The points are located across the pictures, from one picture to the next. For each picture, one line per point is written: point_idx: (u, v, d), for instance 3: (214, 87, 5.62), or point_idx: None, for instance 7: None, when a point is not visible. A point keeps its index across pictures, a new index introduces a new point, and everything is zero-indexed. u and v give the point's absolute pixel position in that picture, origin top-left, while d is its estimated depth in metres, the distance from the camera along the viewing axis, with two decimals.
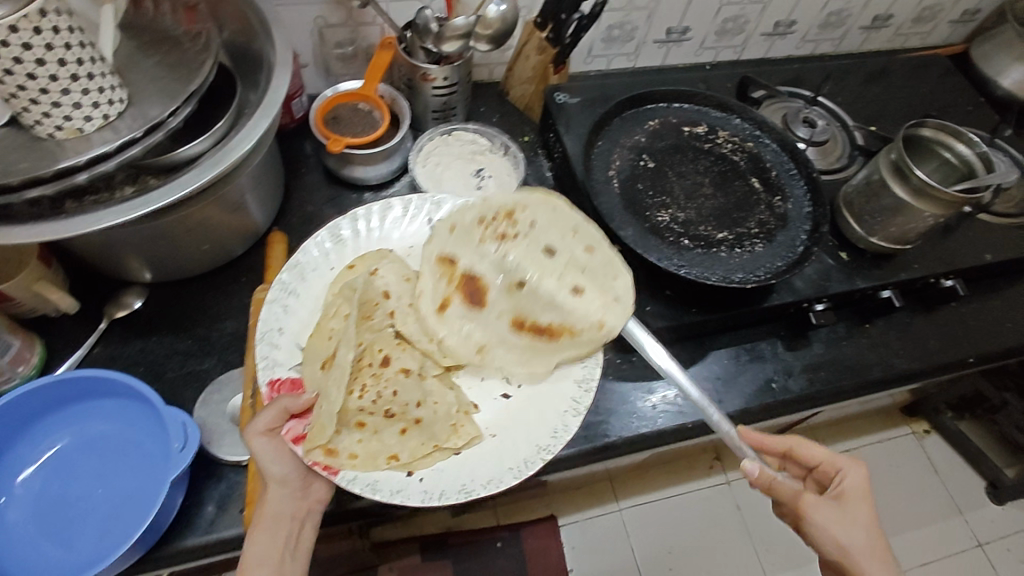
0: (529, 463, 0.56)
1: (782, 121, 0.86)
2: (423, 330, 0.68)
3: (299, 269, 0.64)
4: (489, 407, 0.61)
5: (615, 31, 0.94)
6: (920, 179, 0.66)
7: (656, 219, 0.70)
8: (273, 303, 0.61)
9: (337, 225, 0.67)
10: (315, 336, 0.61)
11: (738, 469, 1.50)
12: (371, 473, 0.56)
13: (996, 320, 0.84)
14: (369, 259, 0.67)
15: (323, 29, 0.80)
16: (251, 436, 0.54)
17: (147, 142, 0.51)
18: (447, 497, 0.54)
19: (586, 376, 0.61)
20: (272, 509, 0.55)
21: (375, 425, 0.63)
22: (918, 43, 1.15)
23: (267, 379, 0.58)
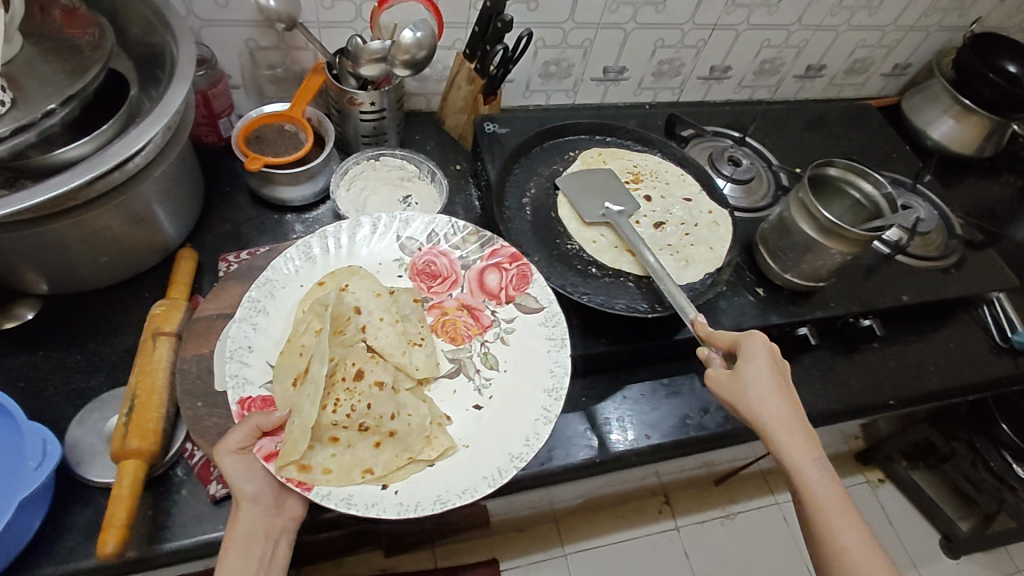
0: (503, 471, 0.56)
1: (708, 159, 0.87)
2: (395, 342, 0.64)
3: (268, 287, 0.64)
4: (459, 419, 0.61)
5: (551, 68, 0.96)
6: (825, 219, 0.67)
7: (565, 247, 0.71)
8: (241, 322, 0.61)
9: (308, 242, 0.68)
10: (287, 353, 0.61)
11: (687, 514, 1.46)
12: (345, 488, 0.54)
13: (919, 363, 0.83)
14: (339, 276, 0.67)
15: (253, 51, 0.80)
16: (221, 455, 0.53)
17: (15, 141, 0.50)
18: (423, 509, 0.53)
19: (554, 386, 0.61)
20: (246, 529, 0.52)
21: (349, 439, 0.59)
22: (854, 94, 1.19)
23: (238, 398, 0.57)
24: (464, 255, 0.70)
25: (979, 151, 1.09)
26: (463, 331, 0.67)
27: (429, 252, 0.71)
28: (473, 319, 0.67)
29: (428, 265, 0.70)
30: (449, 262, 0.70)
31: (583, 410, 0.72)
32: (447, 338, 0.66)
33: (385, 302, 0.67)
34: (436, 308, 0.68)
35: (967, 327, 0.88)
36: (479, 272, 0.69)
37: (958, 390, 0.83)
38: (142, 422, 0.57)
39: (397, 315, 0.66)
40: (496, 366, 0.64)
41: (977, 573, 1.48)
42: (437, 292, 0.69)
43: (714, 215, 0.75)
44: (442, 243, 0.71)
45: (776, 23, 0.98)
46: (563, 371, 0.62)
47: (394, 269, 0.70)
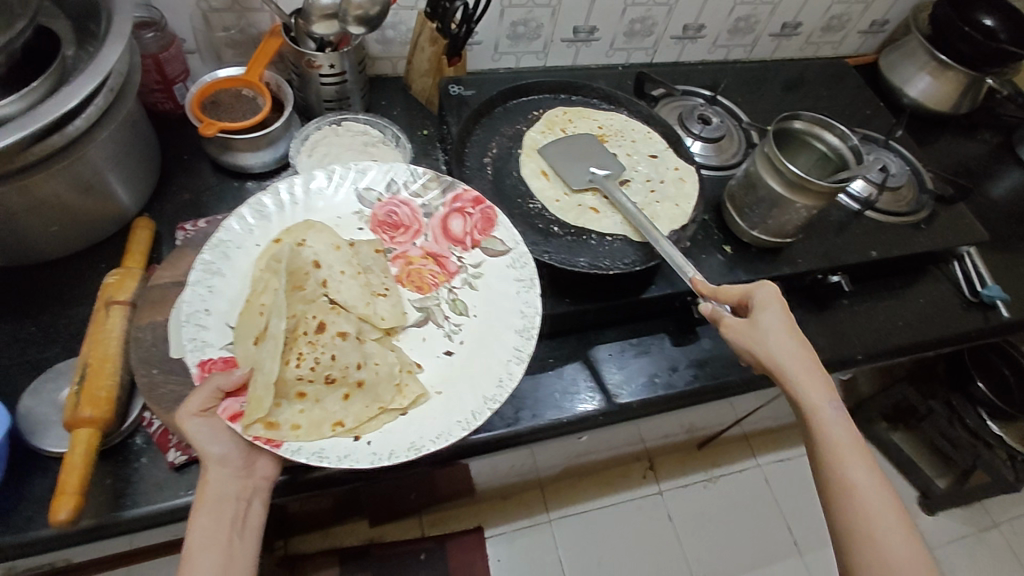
0: (477, 414, 0.57)
1: (678, 119, 0.86)
2: (359, 294, 0.66)
3: (222, 247, 0.62)
4: (431, 366, 0.61)
5: (520, 28, 0.93)
6: (792, 172, 0.66)
7: (528, 206, 0.70)
8: (196, 285, 0.59)
9: (259, 200, 0.66)
10: (246, 312, 0.60)
11: (671, 478, 1.48)
12: (316, 442, 0.55)
13: (889, 318, 0.83)
14: (296, 231, 0.66)
15: (207, 13, 0.78)
16: (183, 418, 0.52)
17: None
18: (396, 457, 0.54)
19: (526, 327, 0.62)
20: (215, 489, 0.51)
21: (316, 393, 0.61)
22: (831, 53, 1.17)
23: (198, 360, 0.56)
24: (425, 204, 0.70)
25: (955, 108, 1.08)
26: (429, 280, 0.67)
27: (389, 202, 0.70)
28: (440, 268, 0.67)
29: (390, 216, 0.70)
30: (410, 211, 0.70)
31: (550, 371, 0.72)
32: (413, 287, 0.67)
33: (345, 255, 0.68)
34: (401, 258, 0.69)
35: (939, 283, 0.88)
36: (443, 218, 0.69)
37: (927, 345, 0.83)
38: (93, 390, 0.56)
39: (359, 267, 0.67)
40: (464, 312, 0.64)
41: (954, 529, 1.51)
42: (400, 242, 0.69)
43: (681, 171, 0.74)
44: (403, 191, 0.71)
45: None
46: (533, 312, 0.62)
47: (354, 222, 0.70)
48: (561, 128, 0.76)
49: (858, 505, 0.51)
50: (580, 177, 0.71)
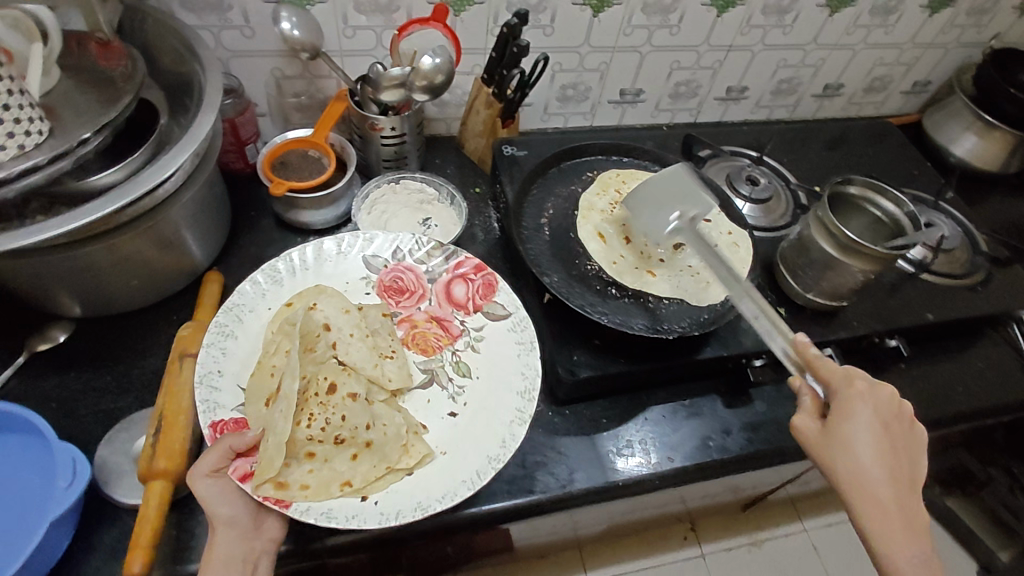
0: (482, 473, 0.60)
1: (726, 179, 0.87)
2: (367, 356, 0.68)
3: (235, 311, 0.67)
4: (435, 427, 0.64)
5: (569, 91, 0.97)
6: (845, 236, 0.66)
7: (585, 267, 0.70)
8: (210, 347, 0.64)
9: (274, 267, 0.71)
10: (258, 374, 0.64)
11: (713, 540, 1.43)
12: (325, 502, 0.57)
13: (948, 383, 0.81)
14: (307, 295, 0.70)
15: (279, 80, 0.83)
16: (195, 479, 0.54)
17: (50, 169, 0.52)
18: (403, 516, 0.56)
19: (527, 388, 0.65)
20: (223, 551, 0.53)
21: (326, 454, 0.62)
22: (874, 112, 1.18)
23: (209, 422, 0.59)
24: (429, 269, 0.74)
25: (1005, 167, 1.07)
26: (433, 342, 0.70)
27: (394, 268, 0.74)
28: (443, 331, 0.71)
29: (396, 281, 0.74)
30: (414, 276, 0.74)
31: (602, 431, 0.71)
32: (417, 350, 0.70)
33: (354, 317, 0.70)
34: (407, 321, 0.73)
35: (998, 347, 0.86)
36: (446, 285, 0.73)
37: (989, 411, 0.81)
38: (170, 442, 0.58)
39: (367, 330, 0.70)
40: (468, 373, 0.68)
41: None
42: (406, 306, 0.73)
43: (734, 235, 0.75)
44: (408, 258, 0.75)
45: (792, 43, 0.99)
46: (533, 374, 0.66)
47: (361, 286, 0.74)
48: (615, 190, 0.78)
49: None
50: (659, 232, 0.71)
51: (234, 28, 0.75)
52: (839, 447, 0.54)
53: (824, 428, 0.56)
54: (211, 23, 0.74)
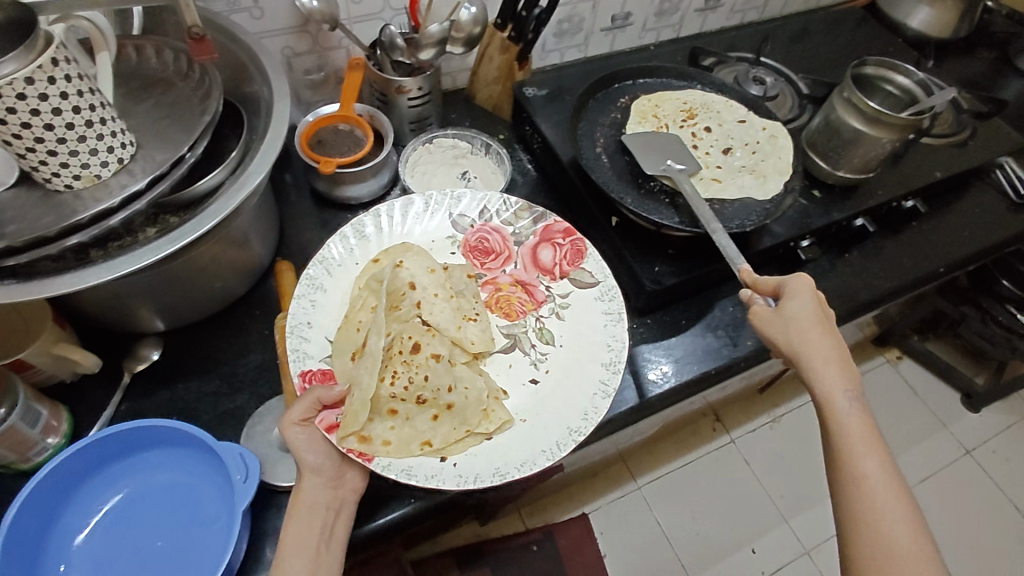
0: (561, 444, 0.61)
1: (735, 81, 0.92)
2: (451, 318, 0.71)
3: (326, 265, 0.70)
4: (516, 394, 0.66)
5: (565, 24, 0.99)
6: (872, 108, 0.73)
7: (648, 185, 0.74)
8: (301, 299, 0.67)
9: (361, 222, 0.74)
10: (344, 328, 0.67)
11: (739, 426, 1.56)
12: (406, 459, 0.60)
13: (954, 230, 0.92)
14: (394, 253, 0.74)
15: (290, 58, 0.81)
16: (286, 426, 0.58)
17: (176, 175, 0.52)
18: (481, 480, 0.58)
19: (612, 360, 0.66)
20: (310, 496, 0.56)
21: (408, 412, 0.66)
22: (831, 0, 1.25)
23: (300, 371, 0.63)
24: (516, 232, 0.77)
25: (956, 32, 1.16)
26: (516, 307, 0.72)
27: (480, 229, 0.77)
28: (528, 296, 0.73)
29: (481, 241, 0.76)
30: (500, 237, 0.77)
31: (683, 332, 0.78)
32: (501, 313, 0.73)
33: (439, 277, 0.73)
34: (491, 283, 0.75)
35: (985, 193, 0.97)
36: (532, 248, 0.76)
37: (990, 248, 0.92)
38: None
39: (452, 290, 0.73)
40: (551, 341, 0.69)
41: (999, 420, 1.63)
42: (491, 268, 0.76)
43: (770, 130, 0.81)
44: (494, 219, 0.77)
45: None
46: (619, 347, 0.67)
47: (447, 245, 0.77)
48: (652, 114, 0.81)
49: (870, 499, 0.52)
50: (656, 165, 0.74)
51: (243, 10, 0.73)
52: (792, 332, 0.58)
53: (779, 313, 0.60)
54: (222, 8, 0.71)
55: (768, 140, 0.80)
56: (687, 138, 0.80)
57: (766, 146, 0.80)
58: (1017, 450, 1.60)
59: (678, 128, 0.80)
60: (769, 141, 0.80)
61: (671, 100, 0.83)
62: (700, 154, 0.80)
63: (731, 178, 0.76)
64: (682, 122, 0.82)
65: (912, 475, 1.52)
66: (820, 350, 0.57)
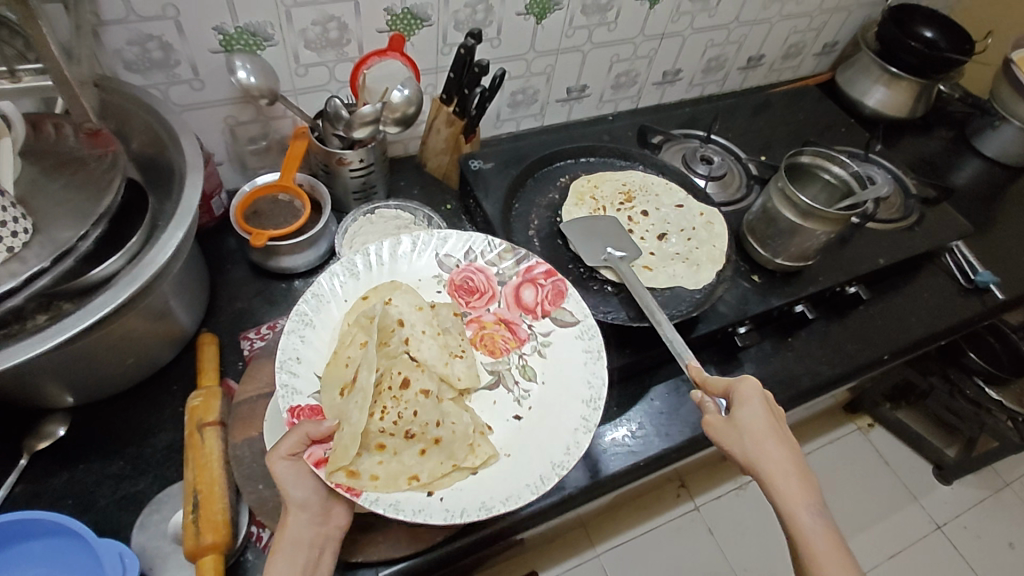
0: (546, 478, 0.58)
1: (682, 161, 0.94)
2: (438, 354, 0.67)
3: (316, 300, 0.66)
4: (501, 428, 0.63)
5: (518, 96, 0.99)
6: (804, 203, 0.73)
7: (579, 269, 0.76)
8: (290, 334, 0.63)
9: (352, 260, 0.70)
10: (333, 364, 0.63)
11: (704, 492, 1.52)
12: (394, 494, 0.56)
13: (902, 315, 0.91)
14: (382, 290, 0.69)
15: (234, 126, 0.81)
16: (273, 459, 0.55)
17: (59, 269, 0.51)
18: (468, 515, 0.55)
19: (593, 396, 0.64)
20: (293, 533, 0.53)
21: (395, 446, 0.62)
22: (792, 76, 1.27)
23: (288, 407, 0.59)
24: (500, 272, 0.73)
25: (913, 112, 1.18)
26: (501, 344, 0.70)
27: (466, 268, 0.73)
28: (511, 333, 0.70)
29: (466, 281, 0.73)
30: (485, 277, 0.73)
31: (616, 418, 0.76)
32: (485, 351, 0.70)
33: (427, 314, 0.69)
34: (475, 321, 0.72)
35: (935, 276, 0.97)
36: (515, 288, 0.72)
37: (939, 335, 0.91)
38: (210, 514, 0.58)
39: (439, 328, 0.69)
40: (534, 377, 0.67)
41: (969, 493, 1.60)
42: (475, 306, 0.72)
43: (706, 216, 0.83)
44: (479, 259, 0.74)
45: (717, 24, 1.04)
46: (600, 382, 0.64)
47: (433, 285, 0.73)
48: (590, 197, 0.83)
49: None
50: (595, 255, 0.74)
51: (182, 83, 0.73)
52: (747, 438, 0.55)
53: (731, 419, 0.57)
54: (159, 81, 0.71)
55: (704, 226, 0.81)
56: (623, 222, 0.82)
57: (701, 233, 0.81)
58: (988, 526, 1.56)
59: (615, 212, 0.82)
60: (704, 227, 0.81)
61: (611, 183, 0.85)
62: (636, 238, 0.81)
63: (663, 266, 0.77)
64: (616, 205, 0.83)
65: (879, 550, 1.48)
66: (779, 462, 0.54)
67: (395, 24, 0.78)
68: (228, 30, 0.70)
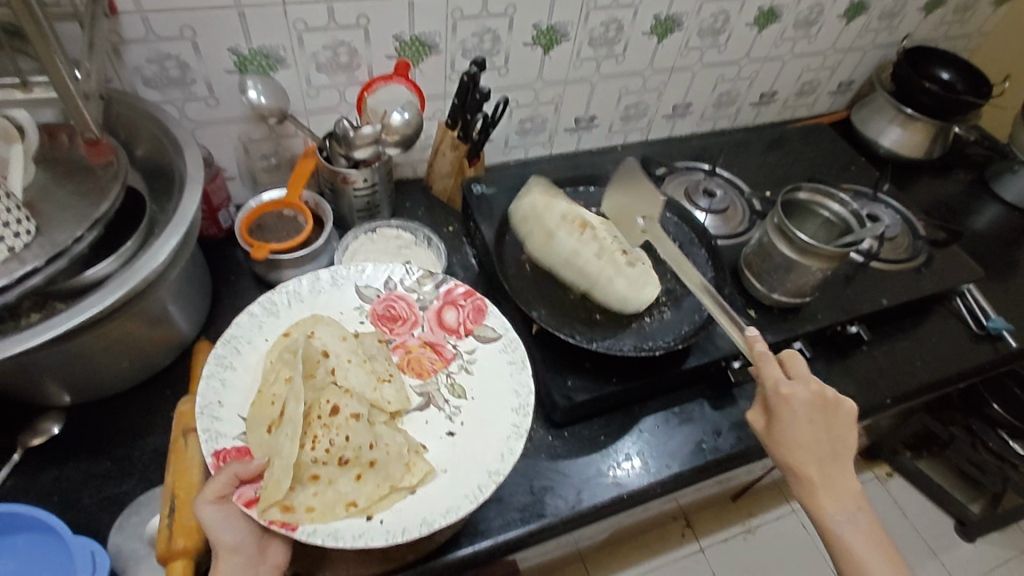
0: (482, 487, 0.60)
1: (685, 193, 0.94)
2: (366, 380, 0.68)
3: (233, 343, 0.66)
4: (435, 447, 0.64)
5: (527, 124, 1.01)
6: (802, 240, 0.72)
7: (569, 296, 0.77)
8: (210, 378, 0.63)
9: (271, 298, 0.70)
10: (258, 402, 0.63)
11: (711, 533, 1.41)
12: (331, 523, 0.56)
13: (909, 359, 0.88)
14: (304, 324, 0.69)
15: (246, 143, 0.84)
16: (199, 505, 0.55)
17: (50, 269, 0.53)
18: (410, 533, 0.56)
19: (522, 405, 0.66)
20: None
21: (330, 475, 0.61)
22: (807, 113, 1.26)
23: (212, 451, 0.59)
24: (420, 297, 0.75)
25: (930, 153, 1.16)
26: (428, 366, 0.71)
27: (387, 298, 0.75)
28: (437, 355, 0.71)
29: (388, 309, 0.74)
30: (407, 304, 0.74)
31: (603, 449, 0.74)
32: (414, 373, 0.70)
33: (352, 344, 0.70)
34: (401, 347, 0.73)
35: (947, 320, 0.94)
36: (437, 311, 0.74)
37: (949, 382, 0.88)
38: (184, 520, 0.58)
39: (364, 356, 0.70)
40: (463, 395, 0.68)
41: (995, 553, 1.46)
42: (399, 333, 0.73)
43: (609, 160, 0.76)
44: (399, 286, 0.75)
45: (727, 60, 1.05)
46: (526, 391, 0.67)
47: (356, 316, 0.74)
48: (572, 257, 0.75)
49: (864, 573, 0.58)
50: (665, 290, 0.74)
51: (198, 100, 0.76)
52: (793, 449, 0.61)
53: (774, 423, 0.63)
54: (176, 98, 0.75)
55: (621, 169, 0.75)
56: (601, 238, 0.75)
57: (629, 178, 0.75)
58: None
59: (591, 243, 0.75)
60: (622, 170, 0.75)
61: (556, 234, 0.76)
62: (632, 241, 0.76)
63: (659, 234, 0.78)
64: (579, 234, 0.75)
65: None
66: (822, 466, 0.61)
67: (403, 50, 0.80)
68: (243, 51, 0.73)
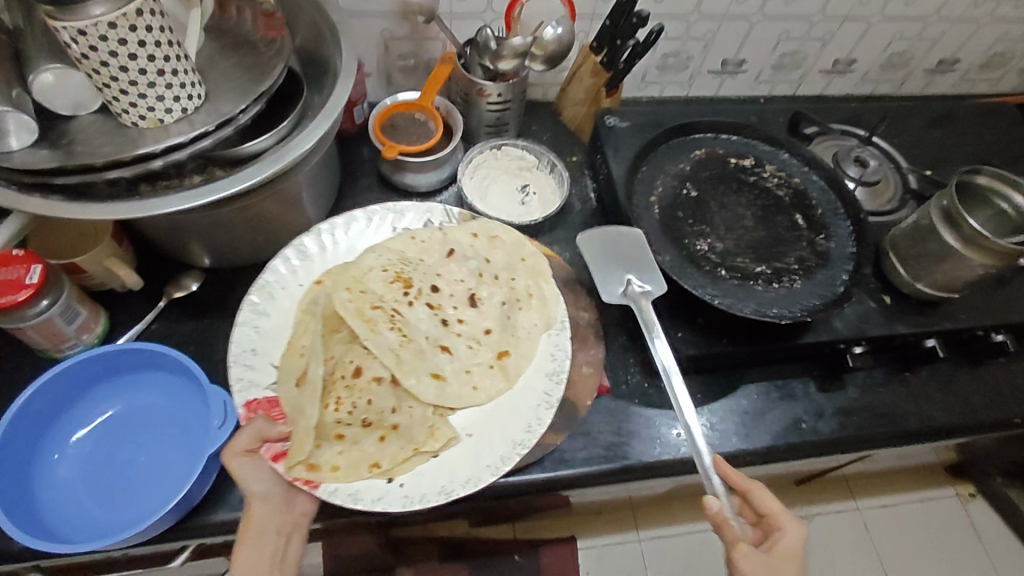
0: (507, 457, 0.59)
1: (833, 158, 0.86)
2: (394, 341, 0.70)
3: (268, 288, 0.66)
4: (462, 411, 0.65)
5: (670, 59, 0.95)
6: (970, 228, 0.65)
7: (694, 247, 0.73)
8: (243, 325, 0.63)
9: (303, 242, 0.69)
10: (288, 354, 0.63)
11: None
12: (354, 483, 0.58)
13: None
14: (335, 275, 0.69)
15: (388, 41, 0.84)
16: (229, 457, 0.54)
17: (219, 135, 0.56)
18: (427, 500, 0.57)
19: (555, 371, 0.66)
20: (259, 524, 0.55)
21: (353, 436, 0.64)
22: (986, 90, 1.11)
23: (244, 401, 0.60)
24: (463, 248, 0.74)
25: None
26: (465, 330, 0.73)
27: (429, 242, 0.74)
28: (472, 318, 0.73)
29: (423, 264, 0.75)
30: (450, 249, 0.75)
31: (695, 406, 0.73)
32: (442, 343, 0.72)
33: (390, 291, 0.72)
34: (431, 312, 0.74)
35: None
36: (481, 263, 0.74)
37: None
38: None
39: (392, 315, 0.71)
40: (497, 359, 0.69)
41: None
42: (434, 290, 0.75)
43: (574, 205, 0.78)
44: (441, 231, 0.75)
45: (912, 15, 0.93)
46: (563, 356, 0.68)
47: None
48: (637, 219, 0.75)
49: None
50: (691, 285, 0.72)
51: None
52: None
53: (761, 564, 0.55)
54: None
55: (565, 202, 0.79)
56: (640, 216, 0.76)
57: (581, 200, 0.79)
58: None
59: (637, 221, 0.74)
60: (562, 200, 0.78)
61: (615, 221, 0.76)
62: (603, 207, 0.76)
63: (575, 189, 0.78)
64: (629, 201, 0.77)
65: None
66: None
67: None
68: None
